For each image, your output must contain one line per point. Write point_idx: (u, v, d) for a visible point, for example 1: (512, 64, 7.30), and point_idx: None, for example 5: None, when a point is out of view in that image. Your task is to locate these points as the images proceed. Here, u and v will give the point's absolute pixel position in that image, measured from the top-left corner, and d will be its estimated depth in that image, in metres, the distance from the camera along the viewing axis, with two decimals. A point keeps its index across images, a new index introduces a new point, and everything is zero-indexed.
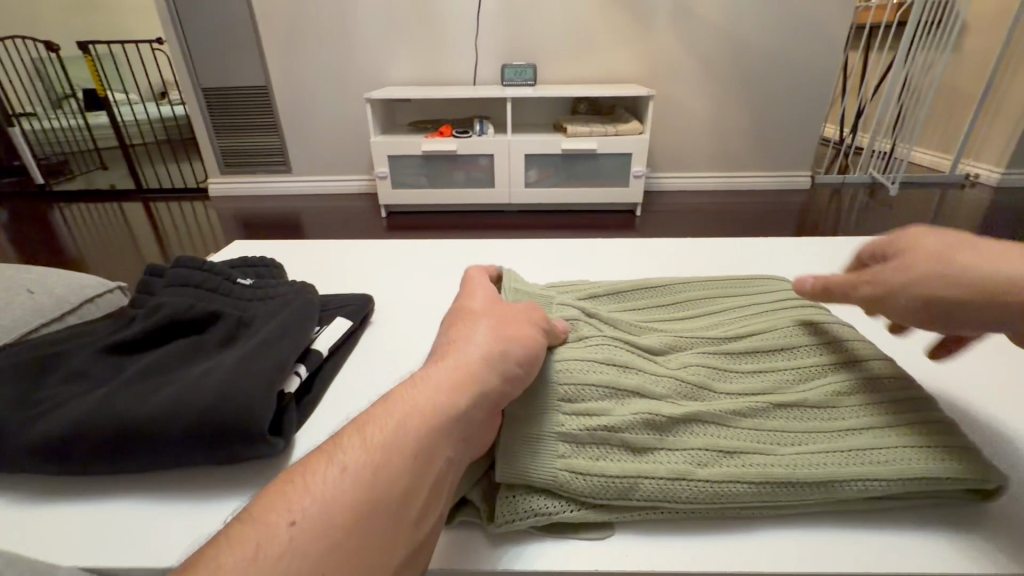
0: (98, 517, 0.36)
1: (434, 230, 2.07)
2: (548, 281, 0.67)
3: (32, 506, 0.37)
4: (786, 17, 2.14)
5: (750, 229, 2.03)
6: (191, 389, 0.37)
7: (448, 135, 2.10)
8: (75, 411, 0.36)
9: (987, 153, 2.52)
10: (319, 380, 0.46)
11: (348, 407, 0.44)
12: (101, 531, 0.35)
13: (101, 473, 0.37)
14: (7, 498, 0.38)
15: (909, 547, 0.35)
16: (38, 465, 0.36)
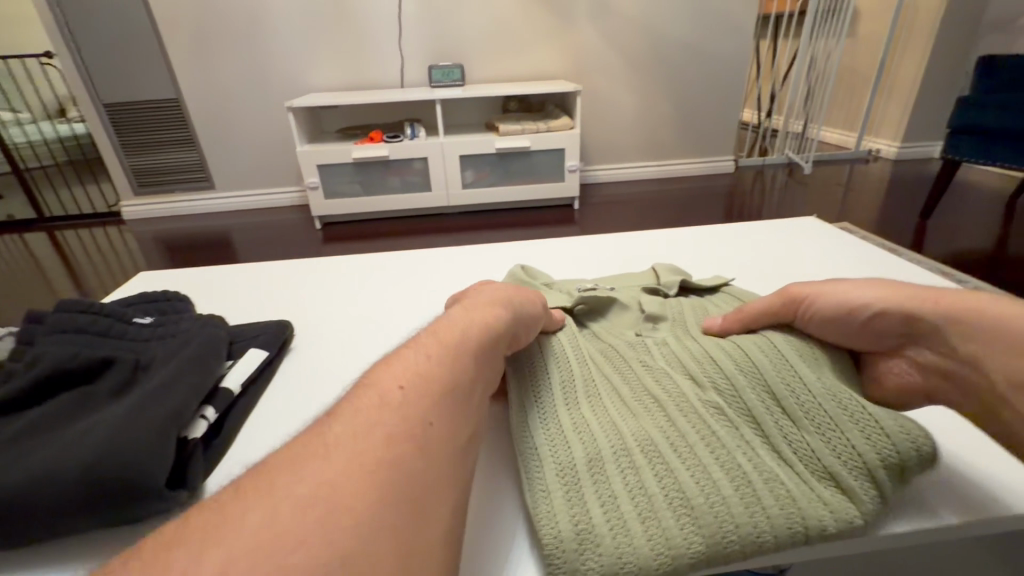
0: None
1: (373, 238, 2.03)
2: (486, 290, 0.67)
3: None
4: (698, 10, 2.24)
5: (683, 216, 2.12)
6: (72, 449, 0.34)
7: (379, 140, 2.05)
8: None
9: (886, 129, 2.74)
10: (229, 419, 0.44)
11: (262, 446, 0.42)
12: None
13: None
14: None
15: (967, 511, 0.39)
16: None
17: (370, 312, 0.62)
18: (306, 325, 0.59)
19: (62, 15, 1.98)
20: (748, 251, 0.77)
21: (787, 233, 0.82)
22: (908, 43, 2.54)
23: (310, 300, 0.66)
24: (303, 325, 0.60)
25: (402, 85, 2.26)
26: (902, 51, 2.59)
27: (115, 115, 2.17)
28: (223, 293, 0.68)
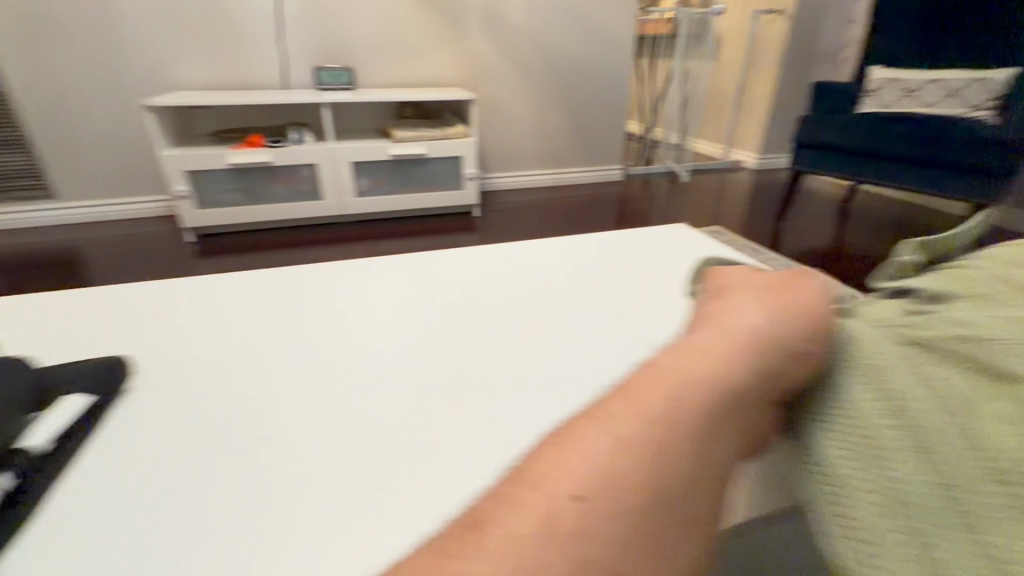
0: None
1: (256, 251, 1.86)
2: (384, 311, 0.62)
3: None
4: (583, 26, 2.37)
5: (579, 222, 2.21)
6: None
7: (260, 145, 1.89)
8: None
9: (747, 142, 3.09)
10: (33, 484, 0.37)
11: (93, 519, 0.35)
12: None
13: None
14: None
15: None
16: None
17: (233, 336, 0.57)
18: (154, 358, 0.52)
19: None
20: (628, 255, 0.82)
21: (673, 235, 0.87)
22: (761, 68, 2.90)
23: (161, 326, 0.58)
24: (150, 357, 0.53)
25: (286, 86, 2.11)
26: (756, 75, 2.94)
27: None
28: (54, 330, 0.57)
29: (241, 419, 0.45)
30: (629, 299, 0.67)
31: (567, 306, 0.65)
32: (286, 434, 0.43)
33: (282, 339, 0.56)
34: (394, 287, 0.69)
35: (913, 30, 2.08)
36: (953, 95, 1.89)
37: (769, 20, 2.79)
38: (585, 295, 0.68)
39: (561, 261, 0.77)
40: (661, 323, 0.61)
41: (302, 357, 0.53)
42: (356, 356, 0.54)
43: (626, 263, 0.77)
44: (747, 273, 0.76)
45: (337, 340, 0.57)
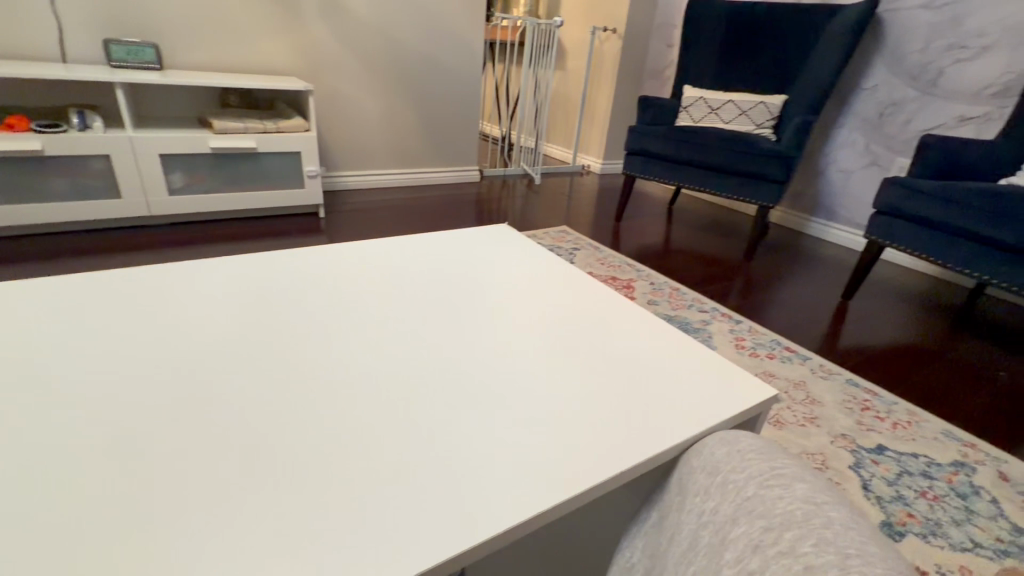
0: None
1: (23, 261, 1.49)
2: (165, 351, 0.55)
3: None
4: (429, 24, 2.34)
5: (434, 223, 2.17)
6: None
7: (24, 130, 1.52)
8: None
9: (592, 149, 3.34)
10: None
11: None
12: None
13: None
14: None
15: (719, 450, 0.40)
16: None
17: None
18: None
19: None
20: (446, 262, 0.83)
21: (497, 247, 0.90)
22: (599, 81, 3.15)
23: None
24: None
25: (63, 60, 1.73)
26: (596, 86, 3.19)
27: None
28: None
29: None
30: (445, 314, 0.67)
31: (360, 323, 0.64)
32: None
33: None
34: (165, 316, 0.62)
35: (713, 57, 2.42)
36: (742, 114, 2.24)
37: (604, 37, 3.04)
38: (383, 309, 0.68)
39: (382, 279, 0.76)
40: (448, 332, 0.64)
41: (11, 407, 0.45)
42: (88, 399, 0.47)
43: (449, 278, 0.77)
44: (551, 275, 0.82)
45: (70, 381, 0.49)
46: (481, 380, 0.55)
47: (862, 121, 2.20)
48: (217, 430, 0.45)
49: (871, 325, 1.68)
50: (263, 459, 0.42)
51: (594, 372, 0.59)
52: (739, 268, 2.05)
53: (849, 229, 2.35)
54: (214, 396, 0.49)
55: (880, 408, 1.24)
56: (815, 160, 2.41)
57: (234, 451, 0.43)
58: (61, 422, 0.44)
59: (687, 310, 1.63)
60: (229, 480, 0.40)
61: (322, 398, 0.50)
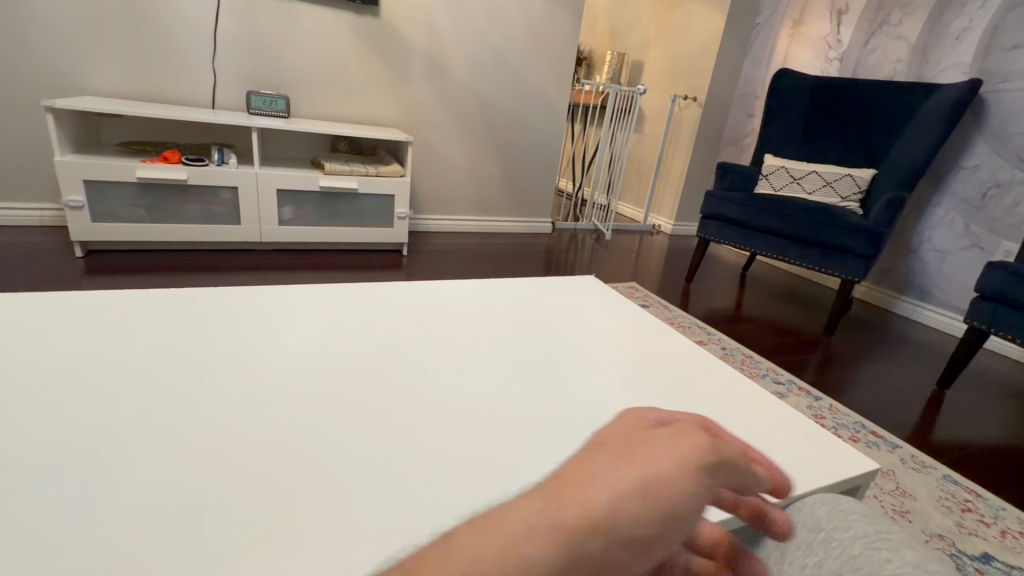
0: None
1: (154, 273, 1.71)
2: (297, 352, 0.63)
3: None
4: (521, 87, 2.54)
5: (507, 270, 2.26)
6: None
7: (175, 162, 1.79)
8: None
9: (665, 210, 3.37)
10: None
11: None
12: None
13: None
14: None
15: (817, 507, 0.41)
16: None
17: (115, 365, 0.56)
18: (14, 383, 0.51)
19: None
20: (535, 305, 0.89)
21: (580, 295, 0.95)
22: (677, 145, 3.22)
23: (27, 353, 0.56)
24: (6, 383, 0.51)
25: (212, 106, 2.03)
26: (673, 150, 3.26)
27: None
28: None
29: (105, 447, 0.44)
30: (534, 351, 0.72)
31: (454, 347, 0.71)
32: (151, 461, 0.43)
33: (164, 369, 0.56)
34: (296, 321, 0.71)
35: (797, 129, 2.43)
36: (826, 186, 2.21)
37: (684, 104, 3.14)
38: (481, 342, 0.73)
39: (477, 313, 0.82)
40: (541, 371, 0.67)
41: (183, 388, 0.54)
42: (243, 390, 0.55)
43: (536, 319, 0.83)
44: (636, 329, 0.84)
45: (228, 373, 0.57)
46: (569, 414, 0.59)
47: (960, 202, 2.10)
48: (340, 419, 0.52)
49: (971, 418, 1.54)
50: (388, 464, 0.47)
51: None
52: (818, 342, 1.96)
53: (945, 313, 2.19)
54: (335, 393, 0.56)
55: (985, 512, 1.12)
56: (905, 237, 2.30)
57: (357, 437, 0.50)
58: (225, 395, 0.54)
59: (762, 380, 1.57)
60: (354, 462, 0.46)
61: (434, 418, 0.54)
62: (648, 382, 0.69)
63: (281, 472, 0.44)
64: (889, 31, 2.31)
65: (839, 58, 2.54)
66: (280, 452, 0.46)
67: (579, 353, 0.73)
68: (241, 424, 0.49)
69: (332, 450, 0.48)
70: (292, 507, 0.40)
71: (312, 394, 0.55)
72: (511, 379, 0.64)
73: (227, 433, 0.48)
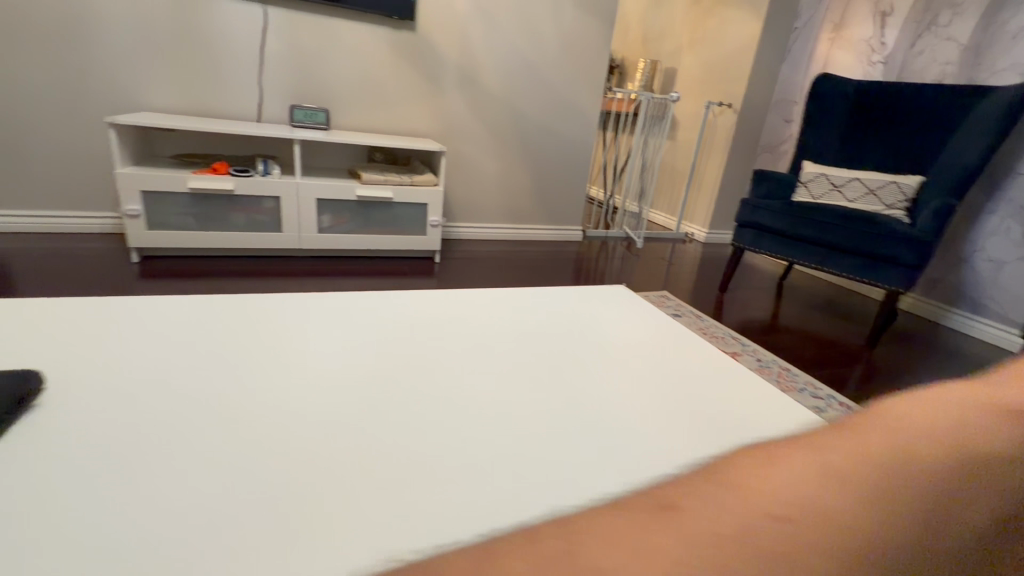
0: None
1: (201, 278, 1.81)
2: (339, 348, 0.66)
3: None
4: (552, 97, 2.56)
5: (536, 277, 2.27)
6: None
7: (223, 173, 1.89)
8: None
9: (698, 217, 3.32)
10: None
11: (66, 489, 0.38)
12: None
13: None
14: None
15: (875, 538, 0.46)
16: None
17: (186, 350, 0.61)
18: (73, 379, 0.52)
19: None
20: (565, 312, 0.90)
21: (610, 304, 0.96)
22: (710, 153, 3.17)
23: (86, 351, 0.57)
24: (88, 368, 0.55)
25: (258, 119, 2.14)
26: (706, 157, 3.21)
27: None
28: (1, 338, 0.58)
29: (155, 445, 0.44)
30: (565, 355, 0.74)
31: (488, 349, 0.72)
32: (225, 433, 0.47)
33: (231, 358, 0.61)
34: (342, 319, 0.75)
35: (838, 135, 2.36)
36: (869, 194, 2.13)
37: (719, 111, 3.09)
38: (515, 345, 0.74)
39: (509, 320, 0.84)
40: (570, 374, 0.68)
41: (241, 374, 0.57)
42: (292, 378, 0.58)
43: (566, 326, 0.84)
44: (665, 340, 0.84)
45: (288, 361, 0.61)
46: (602, 413, 0.59)
47: (1018, 210, 1.99)
48: (386, 404, 0.55)
49: None
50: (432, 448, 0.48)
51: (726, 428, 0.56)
52: (859, 355, 1.89)
53: (1002, 328, 2.06)
54: (379, 382, 0.59)
55: None
56: (957, 247, 2.19)
57: (402, 420, 0.52)
58: (284, 378, 0.57)
59: (799, 393, 1.53)
60: (397, 444, 0.48)
61: (469, 420, 0.54)
62: (677, 389, 0.69)
63: (335, 446, 0.47)
64: (937, 32, 2.22)
65: (884, 62, 2.46)
66: (332, 429, 0.49)
67: (609, 361, 0.74)
68: (299, 402, 0.53)
69: (369, 445, 0.48)
70: (345, 480, 0.42)
71: (348, 392, 0.55)
72: (546, 381, 0.65)
73: (287, 413, 0.51)
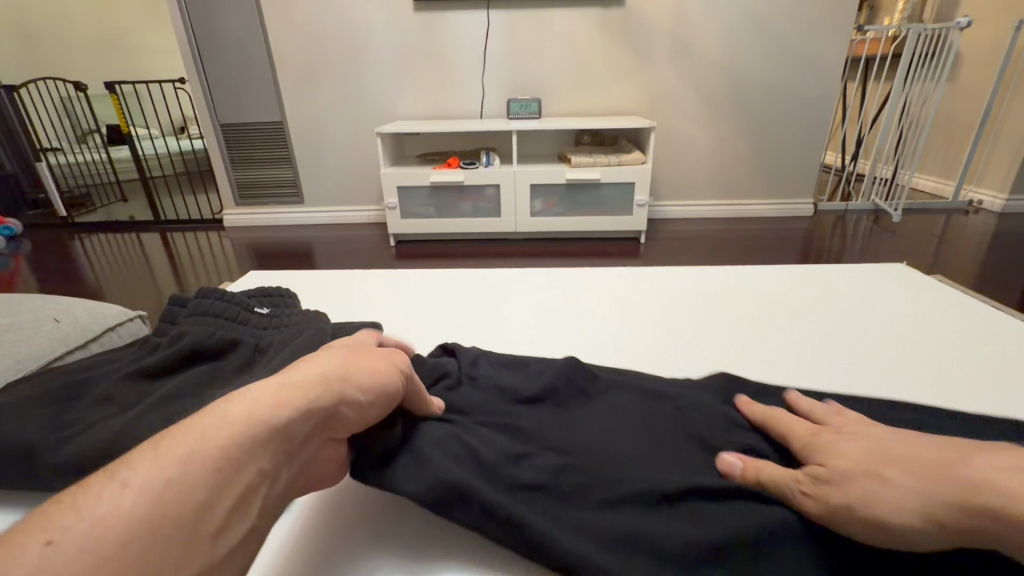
0: None
1: (439, 259, 2.12)
2: (582, 319, 0.79)
3: None
4: (782, 50, 2.22)
5: (755, 257, 2.04)
6: None
7: (455, 167, 2.17)
8: (118, 410, 0.43)
9: (991, 179, 2.53)
10: None
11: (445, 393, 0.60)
12: None
13: None
14: None
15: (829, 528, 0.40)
16: None
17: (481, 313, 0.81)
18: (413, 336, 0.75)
19: (195, 38, 2.27)
20: (784, 288, 0.88)
21: (849, 284, 0.88)
22: (1020, 89, 2.36)
23: (408, 319, 0.80)
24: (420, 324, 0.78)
25: (480, 116, 2.39)
26: (1011, 98, 2.41)
27: (227, 133, 2.44)
28: (354, 303, 0.84)
29: None
30: (790, 331, 0.75)
31: (699, 316, 0.79)
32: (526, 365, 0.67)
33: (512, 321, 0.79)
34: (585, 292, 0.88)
35: None
36: None
37: None
38: (731, 315, 0.79)
39: (723, 290, 0.87)
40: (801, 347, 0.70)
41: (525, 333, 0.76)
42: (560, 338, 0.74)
43: (786, 299, 0.84)
44: (967, 330, 0.73)
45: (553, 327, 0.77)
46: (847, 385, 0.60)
47: None
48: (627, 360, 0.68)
49: None
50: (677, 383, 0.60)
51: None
52: None
53: None
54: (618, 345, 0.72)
55: None
56: None
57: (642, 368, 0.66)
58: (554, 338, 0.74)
59: None
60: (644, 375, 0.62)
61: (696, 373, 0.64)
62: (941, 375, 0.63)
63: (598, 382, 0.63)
64: None
65: None
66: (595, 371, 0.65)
67: (845, 338, 0.72)
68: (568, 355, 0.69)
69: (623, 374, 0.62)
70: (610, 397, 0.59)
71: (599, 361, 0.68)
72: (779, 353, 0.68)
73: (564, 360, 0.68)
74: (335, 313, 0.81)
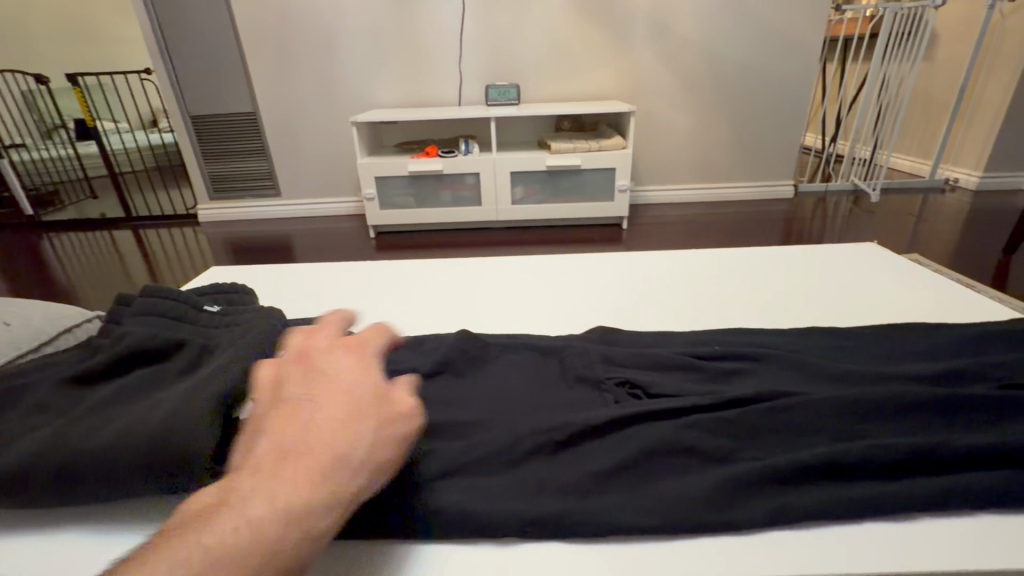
0: (88, 544, 0.42)
1: (420, 249, 2.09)
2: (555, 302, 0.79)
3: (40, 533, 0.43)
4: (761, 31, 2.21)
5: (737, 240, 2.04)
6: (134, 424, 0.39)
7: (434, 155, 2.13)
8: (47, 419, 0.42)
9: (966, 157, 2.55)
10: None
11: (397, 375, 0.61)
12: (84, 559, 0.40)
13: (87, 498, 0.39)
14: (20, 529, 0.43)
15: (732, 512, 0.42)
16: (30, 497, 0.39)
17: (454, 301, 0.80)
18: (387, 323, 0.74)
19: (158, 26, 2.19)
20: (756, 267, 0.88)
21: (821, 262, 0.89)
22: (995, 68, 2.38)
23: (383, 307, 0.79)
24: (392, 314, 0.77)
25: (459, 102, 2.35)
26: (985, 76, 2.43)
27: (197, 125, 2.37)
28: (327, 295, 0.83)
29: None
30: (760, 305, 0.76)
31: (671, 293, 0.81)
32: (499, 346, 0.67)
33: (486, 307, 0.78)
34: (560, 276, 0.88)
35: None
36: None
37: (1012, 9, 2.26)
38: (703, 293, 0.80)
39: (696, 270, 0.88)
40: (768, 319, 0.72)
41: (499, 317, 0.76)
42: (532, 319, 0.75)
43: (759, 278, 0.84)
44: (935, 305, 0.74)
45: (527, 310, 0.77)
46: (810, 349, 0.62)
47: None
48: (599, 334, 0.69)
49: None
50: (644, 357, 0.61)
51: (825, 545, 0.41)
52: None
53: None
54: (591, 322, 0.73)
55: None
56: None
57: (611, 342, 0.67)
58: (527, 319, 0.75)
59: None
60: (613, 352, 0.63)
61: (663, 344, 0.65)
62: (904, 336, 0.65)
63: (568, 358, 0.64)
64: None
65: None
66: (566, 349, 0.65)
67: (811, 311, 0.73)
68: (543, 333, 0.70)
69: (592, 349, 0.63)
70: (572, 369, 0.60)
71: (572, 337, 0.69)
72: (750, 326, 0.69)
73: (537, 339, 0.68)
74: (306, 306, 0.80)
